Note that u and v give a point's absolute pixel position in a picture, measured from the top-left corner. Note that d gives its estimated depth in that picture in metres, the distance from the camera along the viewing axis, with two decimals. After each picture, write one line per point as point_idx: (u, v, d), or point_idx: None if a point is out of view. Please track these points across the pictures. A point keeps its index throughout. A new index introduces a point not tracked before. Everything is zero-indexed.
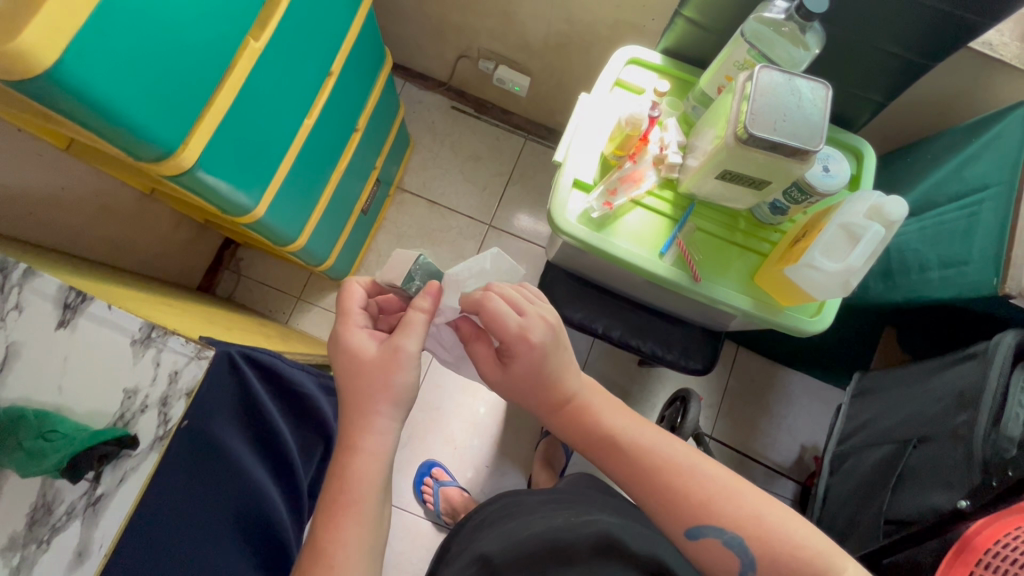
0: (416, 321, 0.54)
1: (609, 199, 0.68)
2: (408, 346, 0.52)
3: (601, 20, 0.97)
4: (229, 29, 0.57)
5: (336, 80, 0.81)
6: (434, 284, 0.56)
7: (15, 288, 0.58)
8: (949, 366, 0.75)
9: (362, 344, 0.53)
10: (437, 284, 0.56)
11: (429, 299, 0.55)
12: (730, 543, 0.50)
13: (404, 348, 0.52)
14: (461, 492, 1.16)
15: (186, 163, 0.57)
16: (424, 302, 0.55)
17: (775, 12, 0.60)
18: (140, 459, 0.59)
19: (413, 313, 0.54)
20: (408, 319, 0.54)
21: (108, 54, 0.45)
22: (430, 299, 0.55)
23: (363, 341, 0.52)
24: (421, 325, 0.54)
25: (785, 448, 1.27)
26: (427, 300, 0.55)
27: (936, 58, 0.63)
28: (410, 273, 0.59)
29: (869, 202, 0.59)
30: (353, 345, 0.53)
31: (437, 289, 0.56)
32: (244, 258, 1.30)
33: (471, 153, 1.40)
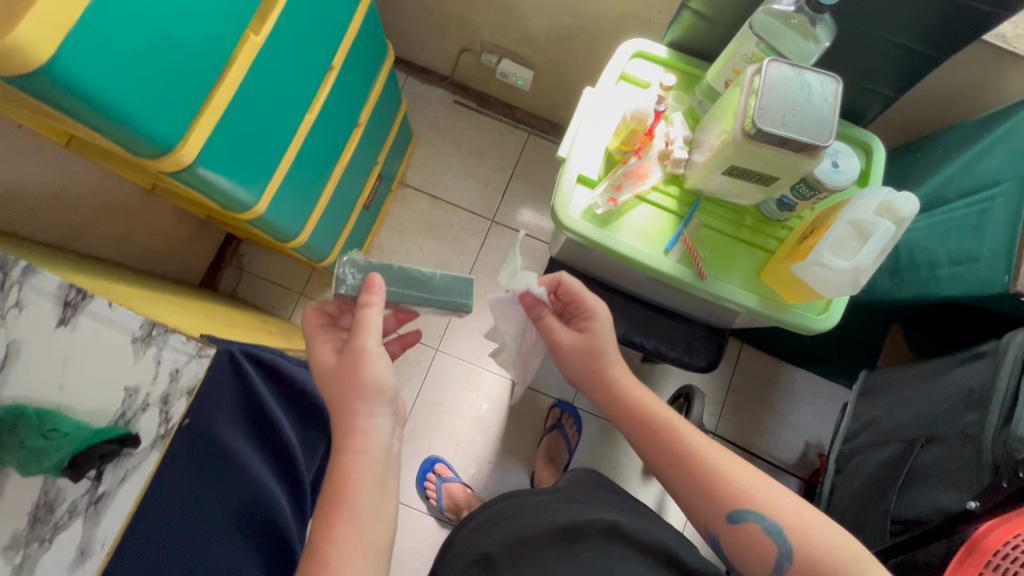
0: (366, 318, 0.52)
1: (614, 196, 0.67)
2: (365, 344, 0.51)
3: (605, 12, 0.96)
4: (227, 23, 0.56)
5: (337, 74, 0.80)
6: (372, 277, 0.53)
7: (14, 286, 0.55)
8: (958, 364, 0.74)
9: (324, 354, 0.54)
10: (378, 276, 0.54)
11: (375, 293, 0.53)
12: (769, 529, 0.50)
13: (363, 348, 0.51)
14: (463, 488, 1.16)
15: (186, 160, 0.57)
16: (368, 297, 0.53)
17: (785, 4, 0.59)
18: (142, 458, 0.61)
19: (361, 311, 0.52)
20: (357, 320, 0.52)
21: (104, 48, 0.44)
22: (370, 291, 0.53)
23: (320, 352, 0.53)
24: (375, 320, 0.52)
25: (790, 445, 1.26)
26: (373, 292, 0.53)
27: (948, 51, 0.62)
28: (339, 276, 0.56)
29: (878, 198, 0.58)
30: (318, 360, 0.54)
31: (382, 281, 0.54)
32: (246, 253, 1.30)
33: (474, 148, 1.38)
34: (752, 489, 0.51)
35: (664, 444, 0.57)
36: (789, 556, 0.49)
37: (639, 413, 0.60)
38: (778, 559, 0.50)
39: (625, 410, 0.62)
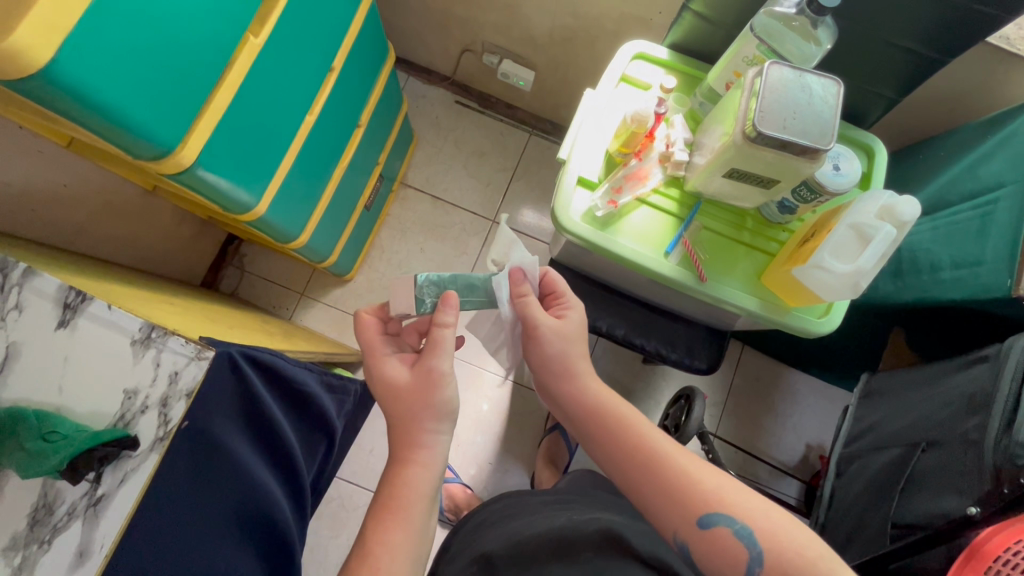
0: (443, 338, 0.54)
1: (614, 198, 0.67)
2: (442, 366, 0.54)
3: (607, 13, 0.95)
4: (226, 25, 0.56)
5: (338, 75, 0.80)
6: (451, 296, 0.55)
7: (15, 288, 0.58)
8: (959, 368, 0.74)
9: (394, 371, 0.55)
10: (454, 294, 0.55)
11: (453, 312, 0.54)
12: (740, 534, 0.49)
13: (435, 369, 0.53)
14: (463, 489, 1.16)
15: (186, 162, 0.57)
16: (446, 317, 0.54)
17: (786, 6, 0.59)
18: (140, 460, 0.59)
19: (437, 329, 0.54)
20: (432, 339, 0.54)
21: (103, 51, 0.44)
22: (451, 312, 0.54)
23: (392, 367, 0.55)
24: (450, 339, 0.54)
25: (790, 447, 1.26)
26: (450, 311, 0.54)
27: (952, 54, 0.61)
28: (417, 296, 0.57)
29: (880, 202, 0.58)
30: (385, 373, 0.55)
31: (456, 299, 0.55)
32: (248, 253, 1.30)
33: (476, 149, 1.38)
34: (750, 493, 0.51)
35: (631, 447, 0.54)
36: (760, 560, 0.48)
37: (601, 409, 0.58)
38: (749, 566, 0.48)
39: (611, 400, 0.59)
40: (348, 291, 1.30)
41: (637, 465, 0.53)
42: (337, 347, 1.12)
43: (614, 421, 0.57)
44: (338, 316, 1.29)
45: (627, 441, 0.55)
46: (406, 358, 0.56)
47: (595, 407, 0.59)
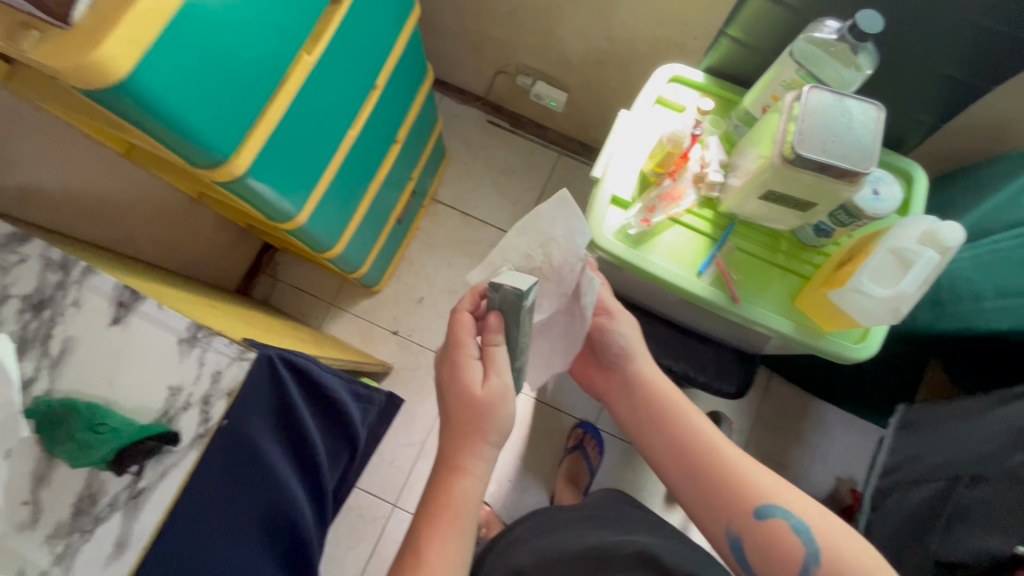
0: (498, 357, 0.55)
1: (648, 217, 0.68)
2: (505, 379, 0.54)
3: (641, 38, 0.97)
4: (284, 44, 0.59)
5: (380, 93, 0.84)
6: (495, 318, 0.54)
7: (74, 285, 0.61)
8: (1007, 402, 0.71)
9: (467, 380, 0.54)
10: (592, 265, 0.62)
11: (500, 331, 0.55)
12: (796, 528, 0.54)
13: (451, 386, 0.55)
14: (483, 506, 1.15)
15: (238, 170, 0.59)
16: (496, 336, 0.55)
17: (827, 32, 0.59)
18: (180, 456, 0.61)
19: (490, 347, 0.55)
20: (489, 354, 0.55)
21: (175, 65, 0.47)
22: (504, 329, 0.54)
23: (472, 377, 0.54)
24: (505, 355, 0.55)
25: (820, 478, 1.22)
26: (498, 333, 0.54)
27: (995, 81, 0.61)
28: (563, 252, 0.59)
29: (922, 227, 0.57)
30: (460, 384, 0.55)
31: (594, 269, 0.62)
32: (281, 262, 1.34)
33: (506, 167, 1.41)
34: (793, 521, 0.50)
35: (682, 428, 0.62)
36: (816, 558, 0.52)
37: (649, 394, 0.66)
38: (805, 563, 0.52)
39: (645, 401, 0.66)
40: (376, 302, 1.32)
41: (682, 448, 0.61)
42: (363, 357, 1.13)
43: (661, 405, 0.65)
44: (365, 327, 1.31)
45: (679, 425, 0.63)
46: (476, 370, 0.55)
47: (651, 398, 0.66)
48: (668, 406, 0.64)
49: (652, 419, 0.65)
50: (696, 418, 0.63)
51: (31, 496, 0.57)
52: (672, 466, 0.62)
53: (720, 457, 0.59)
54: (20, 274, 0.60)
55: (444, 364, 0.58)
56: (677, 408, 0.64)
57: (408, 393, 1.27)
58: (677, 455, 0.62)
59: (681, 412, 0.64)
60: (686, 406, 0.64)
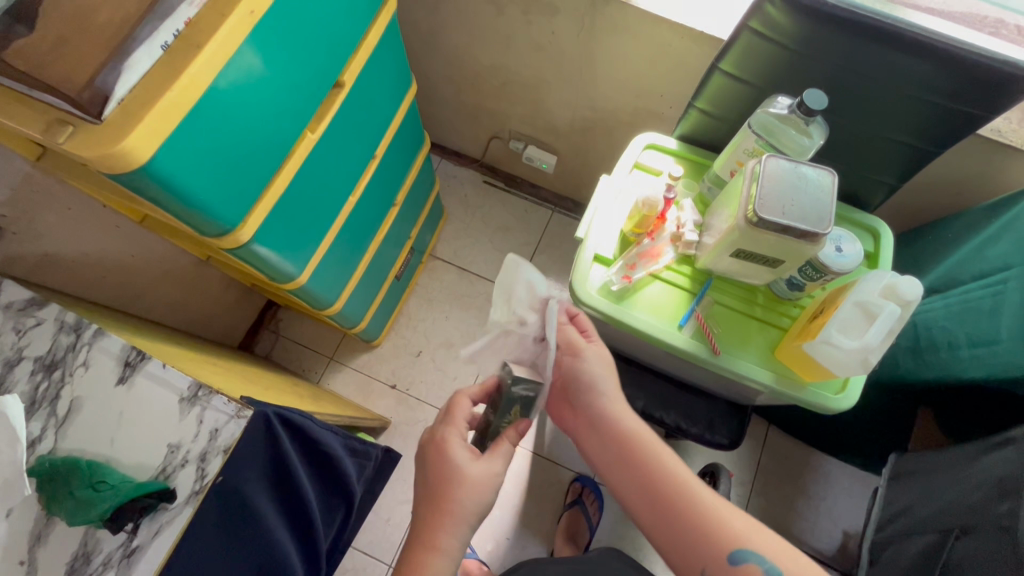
0: (505, 449, 0.62)
1: (628, 273, 0.72)
2: (499, 468, 0.61)
3: (622, 107, 1.05)
4: (290, 125, 0.65)
5: (379, 161, 0.90)
6: (524, 424, 0.62)
7: (84, 346, 0.65)
8: (989, 451, 0.71)
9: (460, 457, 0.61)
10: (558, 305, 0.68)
11: (518, 436, 0.63)
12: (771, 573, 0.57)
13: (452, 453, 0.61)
14: (481, 565, 1.13)
15: (244, 238, 0.64)
16: (515, 436, 0.63)
17: (779, 107, 0.65)
18: (175, 513, 0.62)
19: (506, 441, 0.62)
20: (499, 446, 0.62)
21: (191, 150, 0.52)
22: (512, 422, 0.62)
23: (469, 461, 0.60)
24: (510, 453, 0.63)
25: (826, 533, 1.20)
26: (517, 432, 0.62)
27: (941, 146, 0.67)
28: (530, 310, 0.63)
29: (883, 282, 0.60)
30: (455, 460, 0.60)
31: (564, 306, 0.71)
32: (284, 318, 1.38)
33: (502, 224, 1.47)
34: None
35: (653, 468, 0.65)
36: None
37: (625, 437, 0.68)
38: None
39: (611, 442, 0.69)
40: (375, 356, 1.35)
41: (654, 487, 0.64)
42: (361, 412, 1.14)
43: (633, 448, 0.67)
44: (364, 381, 1.33)
45: (650, 462, 0.66)
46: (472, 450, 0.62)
47: (619, 441, 0.68)
48: (641, 451, 0.67)
49: (628, 462, 0.67)
50: (667, 458, 0.66)
51: (29, 555, 0.58)
52: (644, 504, 0.65)
53: (693, 505, 0.62)
54: (36, 335, 0.63)
55: (435, 437, 0.63)
56: (649, 446, 0.67)
57: (405, 448, 1.27)
58: (650, 492, 0.65)
59: (653, 452, 0.66)
60: (658, 445, 0.67)
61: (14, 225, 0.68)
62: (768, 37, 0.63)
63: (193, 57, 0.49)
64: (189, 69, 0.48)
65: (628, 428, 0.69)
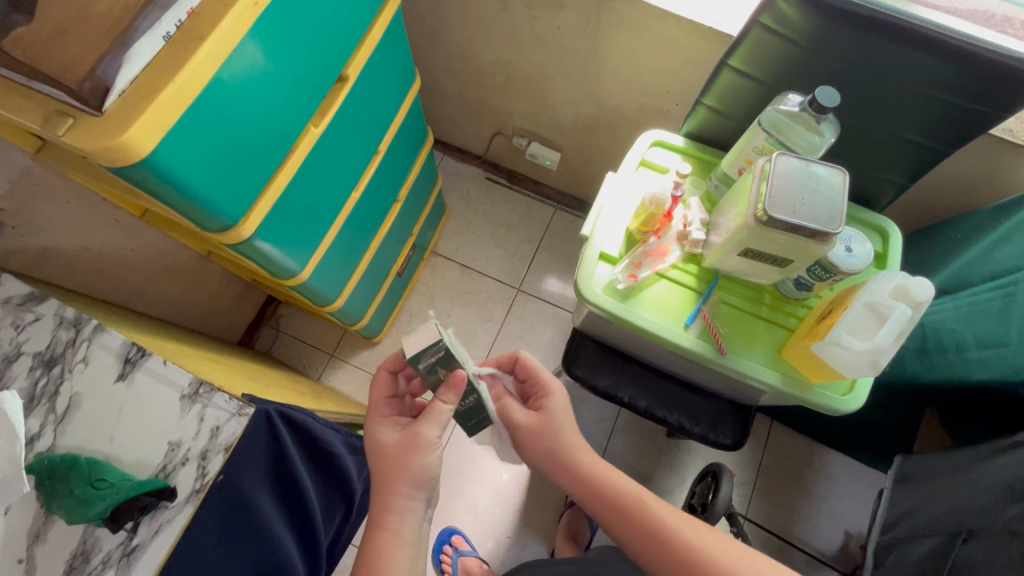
0: (441, 413, 0.59)
1: (634, 271, 0.71)
2: (426, 435, 0.59)
3: (627, 104, 1.04)
4: (294, 120, 0.64)
5: (382, 157, 0.89)
6: (458, 377, 0.58)
7: (84, 342, 0.64)
8: (999, 454, 0.71)
9: (385, 435, 0.61)
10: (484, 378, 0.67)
11: (454, 393, 0.59)
12: None
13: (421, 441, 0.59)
14: (481, 564, 1.13)
15: (246, 234, 0.63)
16: (448, 395, 0.59)
17: (790, 105, 0.65)
18: (175, 511, 0.61)
19: (438, 403, 0.59)
20: (432, 408, 0.60)
21: (194, 144, 0.51)
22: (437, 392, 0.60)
23: (387, 432, 0.61)
24: (443, 417, 0.60)
25: (827, 533, 1.19)
26: (452, 393, 0.58)
27: (952, 145, 0.66)
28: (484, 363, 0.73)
29: (893, 282, 0.59)
30: (376, 435, 0.62)
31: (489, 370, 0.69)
32: (284, 314, 1.37)
33: (504, 221, 1.46)
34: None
35: (627, 512, 0.61)
36: None
37: (602, 489, 0.64)
38: None
39: (580, 484, 0.65)
40: (376, 353, 1.34)
41: (635, 531, 0.60)
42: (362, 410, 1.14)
43: (604, 492, 0.63)
44: (364, 378, 1.32)
45: (622, 506, 0.62)
46: (399, 422, 0.63)
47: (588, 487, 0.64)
48: (622, 501, 0.62)
49: (611, 514, 0.63)
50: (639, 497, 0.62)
51: (27, 553, 0.58)
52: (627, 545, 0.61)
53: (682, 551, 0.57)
54: (35, 331, 0.63)
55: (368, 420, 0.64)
56: (619, 490, 0.63)
57: None
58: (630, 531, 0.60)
59: (622, 495, 0.63)
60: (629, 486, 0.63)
61: (13, 218, 0.67)
62: (779, 34, 0.62)
63: (196, 49, 0.48)
64: (192, 61, 0.47)
65: (593, 472, 0.65)
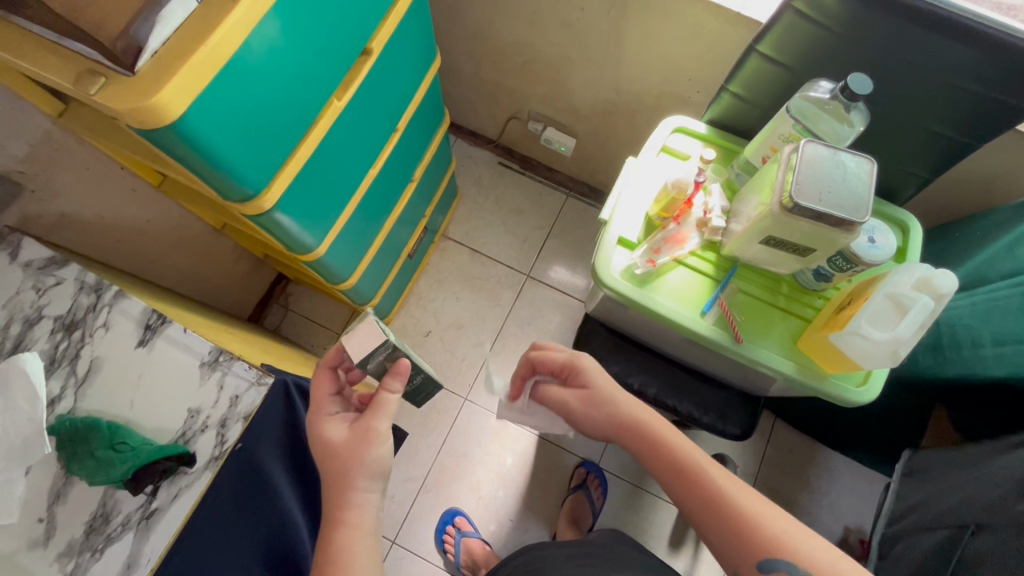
0: (387, 404, 0.61)
1: (653, 257, 0.71)
2: (379, 426, 0.59)
3: (647, 91, 1.03)
4: (318, 92, 0.64)
5: (400, 135, 0.89)
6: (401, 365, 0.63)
7: (105, 308, 0.65)
8: (1006, 450, 0.71)
9: (334, 431, 0.59)
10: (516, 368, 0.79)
11: (399, 381, 0.62)
12: None
13: (372, 428, 0.59)
14: (483, 545, 1.14)
15: (267, 205, 0.63)
16: (395, 384, 0.62)
17: (820, 92, 0.64)
18: (195, 477, 0.62)
19: (383, 393, 0.61)
20: (376, 400, 0.61)
21: (221, 109, 0.51)
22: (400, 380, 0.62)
23: (333, 426, 0.59)
24: (391, 406, 0.61)
25: (828, 528, 1.20)
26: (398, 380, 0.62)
27: (981, 139, 0.65)
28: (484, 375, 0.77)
29: (916, 274, 0.59)
30: (325, 434, 0.59)
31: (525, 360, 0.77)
32: (293, 293, 1.38)
33: (515, 207, 1.45)
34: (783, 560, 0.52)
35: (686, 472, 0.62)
36: None
37: (651, 451, 0.65)
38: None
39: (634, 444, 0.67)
40: None
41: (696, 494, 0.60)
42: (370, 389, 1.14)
43: (670, 453, 0.64)
44: None
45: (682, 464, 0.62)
46: (345, 417, 0.62)
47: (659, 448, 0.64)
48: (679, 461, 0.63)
49: (662, 471, 0.64)
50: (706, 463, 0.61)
51: (47, 512, 0.59)
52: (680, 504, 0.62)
53: (725, 504, 0.58)
54: (56, 295, 0.64)
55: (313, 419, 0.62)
56: (683, 451, 0.63)
57: (411, 427, 1.27)
58: (692, 488, 0.61)
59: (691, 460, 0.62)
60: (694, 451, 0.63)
61: (32, 181, 0.66)
62: (812, 19, 0.62)
63: (229, 10, 0.47)
64: (225, 24, 0.47)
65: (661, 436, 0.65)
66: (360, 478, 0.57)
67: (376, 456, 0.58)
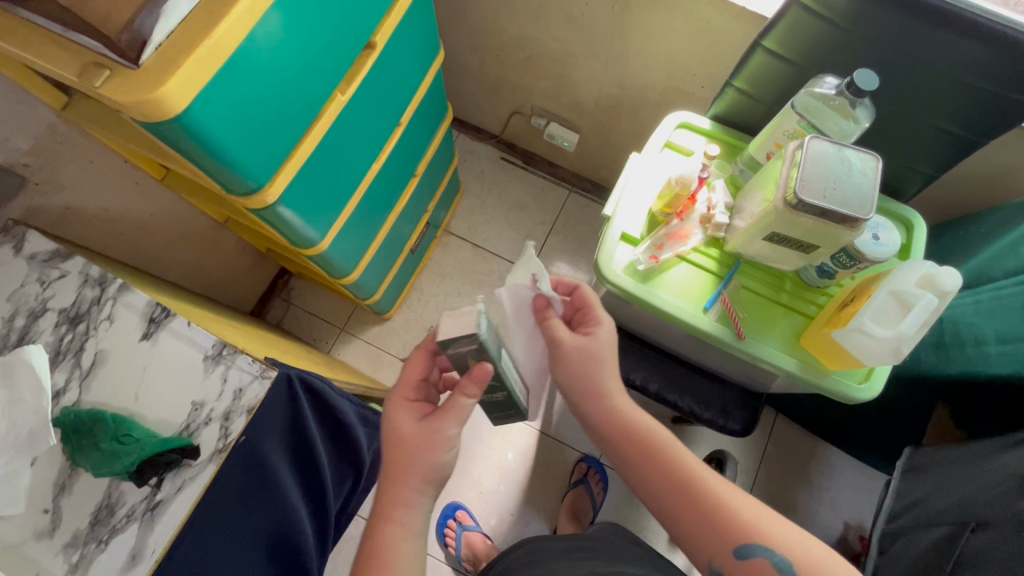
0: (460, 406, 0.57)
1: (656, 253, 0.70)
2: (446, 430, 0.58)
3: (652, 86, 1.03)
4: (322, 85, 0.64)
5: (403, 130, 0.88)
6: (482, 373, 0.55)
7: (109, 301, 0.65)
8: (1009, 447, 0.71)
9: (402, 422, 0.59)
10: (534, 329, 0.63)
11: (476, 386, 0.56)
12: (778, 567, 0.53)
13: (440, 431, 0.57)
14: (484, 539, 1.15)
15: (270, 199, 0.63)
16: (470, 389, 0.56)
17: (826, 88, 0.63)
18: (198, 469, 0.63)
19: (459, 397, 0.57)
20: (452, 401, 0.57)
21: (225, 102, 0.51)
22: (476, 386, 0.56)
23: (404, 418, 0.59)
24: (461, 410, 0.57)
25: (827, 524, 1.20)
26: (474, 386, 0.56)
27: (987, 136, 0.65)
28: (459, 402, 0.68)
29: (921, 271, 0.59)
30: (397, 423, 0.60)
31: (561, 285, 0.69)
32: (296, 287, 1.38)
33: (518, 202, 1.45)
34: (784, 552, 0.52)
35: (657, 458, 0.61)
36: None
37: (622, 444, 0.64)
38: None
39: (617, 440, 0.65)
40: (386, 329, 1.35)
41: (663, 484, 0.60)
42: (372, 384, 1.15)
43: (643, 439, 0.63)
44: (375, 353, 1.33)
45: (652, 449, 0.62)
46: (420, 411, 0.60)
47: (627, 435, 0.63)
48: (652, 446, 0.62)
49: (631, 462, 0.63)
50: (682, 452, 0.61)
51: (52, 503, 0.59)
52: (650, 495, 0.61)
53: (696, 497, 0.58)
54: (61, 288, 0.65)
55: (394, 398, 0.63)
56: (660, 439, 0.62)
57: None
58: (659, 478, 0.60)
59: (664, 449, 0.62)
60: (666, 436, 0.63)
61: (37, 174, 0.67)
62: (819, 15, 0.61)
63: (232, 3, 0.47)
64: (229, 17, 0.47)
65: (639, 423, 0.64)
66: (411, 485, 0.58)
67: (424, 465, 0.58)
